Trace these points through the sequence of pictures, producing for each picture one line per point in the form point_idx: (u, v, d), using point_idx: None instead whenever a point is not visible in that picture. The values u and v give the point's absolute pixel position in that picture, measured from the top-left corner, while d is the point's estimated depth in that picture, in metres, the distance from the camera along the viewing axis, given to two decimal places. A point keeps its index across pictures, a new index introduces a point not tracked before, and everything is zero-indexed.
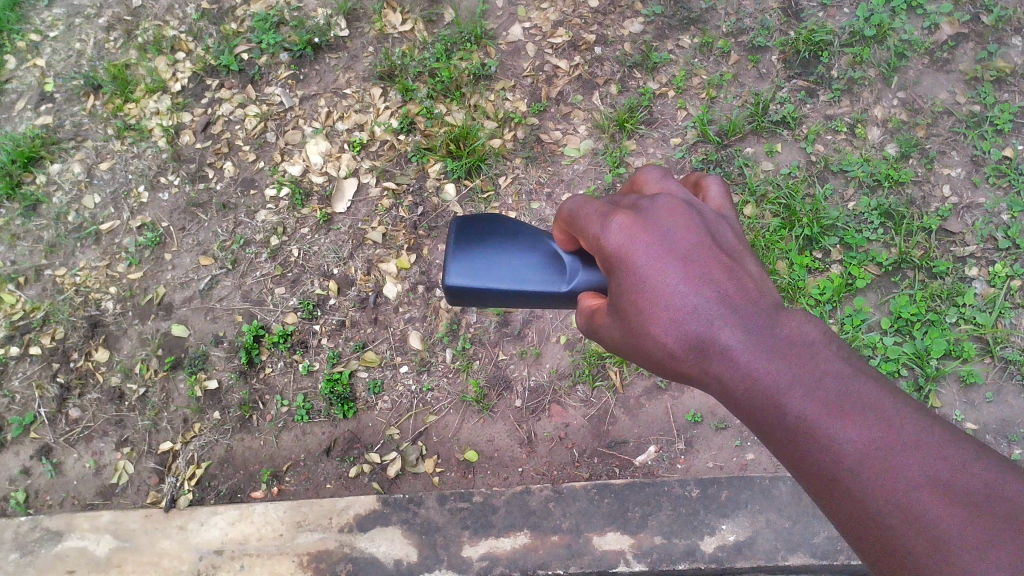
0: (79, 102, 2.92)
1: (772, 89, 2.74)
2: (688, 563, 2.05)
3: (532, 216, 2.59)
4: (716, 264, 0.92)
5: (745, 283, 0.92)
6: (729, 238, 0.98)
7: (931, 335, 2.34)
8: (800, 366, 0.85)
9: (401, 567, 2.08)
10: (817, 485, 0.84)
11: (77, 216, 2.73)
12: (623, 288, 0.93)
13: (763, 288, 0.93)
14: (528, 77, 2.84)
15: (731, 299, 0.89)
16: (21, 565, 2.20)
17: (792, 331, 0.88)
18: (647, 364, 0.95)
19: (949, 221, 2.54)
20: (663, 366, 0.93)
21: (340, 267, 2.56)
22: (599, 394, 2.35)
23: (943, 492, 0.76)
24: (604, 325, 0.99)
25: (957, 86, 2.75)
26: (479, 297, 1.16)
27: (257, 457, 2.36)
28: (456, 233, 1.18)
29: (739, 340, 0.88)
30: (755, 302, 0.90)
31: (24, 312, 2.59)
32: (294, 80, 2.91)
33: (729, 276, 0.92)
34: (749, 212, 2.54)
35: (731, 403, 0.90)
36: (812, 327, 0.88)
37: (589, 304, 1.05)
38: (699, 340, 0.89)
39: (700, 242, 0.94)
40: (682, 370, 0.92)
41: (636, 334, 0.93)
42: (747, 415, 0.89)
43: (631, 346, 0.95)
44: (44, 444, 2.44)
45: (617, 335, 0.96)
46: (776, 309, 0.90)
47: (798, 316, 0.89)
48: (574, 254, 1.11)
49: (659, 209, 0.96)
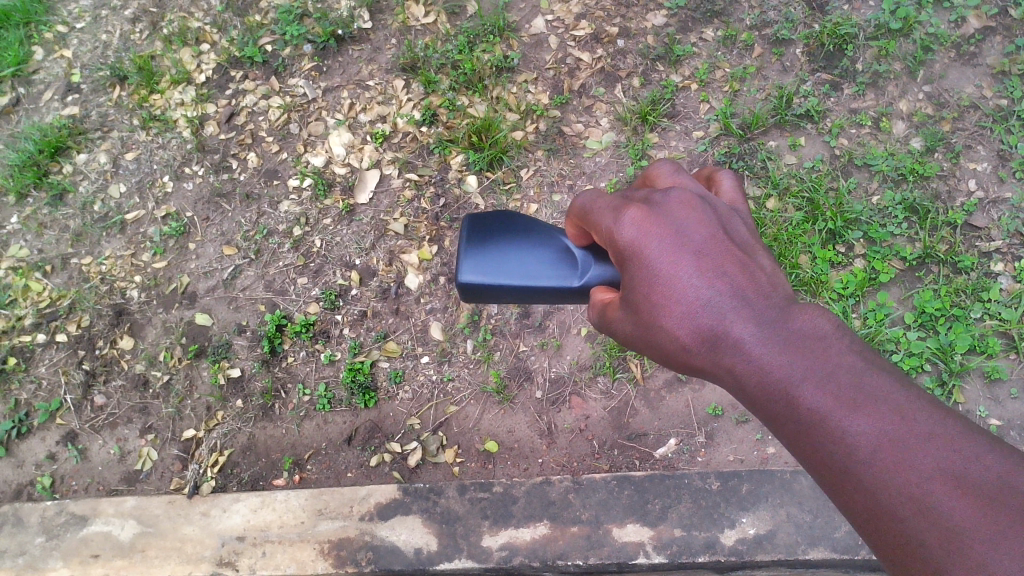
0: (105, 93, 2.95)
1: (796, 82, 2.73)
2: (708, 556, 2.04)
3: (554, 209, 2.59)
4: (729, 257, 0.91)
5: (758, 277, 0.91)
6: (741, 231, 0.97)
7: (955, 330, 2.32)
8: (813, 358, 0.84)
9: (420, 556, 2.09)
10: (828, 476, 0.82)
11: (103, 206, 2.76)
12: (636, 281, 0.91)
13: (776, 280, 0.92)
14: (550, 69, 2.84)
15: (745, 293, 0.88)
16: (46, 549, 2.23)
17: (805, 324, 0.86)
18: (659, 357, 0.94)
19: (975, 216, 2.51)
20: (676, 360, 0.92)
21: (362, 258, 2.57)
22: (620, 386, 2.36)
23: (956, 485, 0.75)
24: (615, 317, 0.98)
25: (983, 80, 2.73)
26: (491, 294, 1.15)
27: (278, 444, 2.38)
28: (469, 229, 1.17)
29: (753, 335, 0.86)
30: (769, 295, 0.89)
31: (51, 300, 2.63)
32: (317, 71, 2.92)
33: (743, 269, 0.90)
34: (772, 205, 2.53)
35: (743, 396, 0.89)
36: (825, 319, 0.87)
37: (601, 298, 1.05)
38: (713, 333, 0.88)
39: (713, 234, 0.93)
40: (695, 363, 0.91)
41: (646, 327, 0.92)
42: (757, 407, 0.88)
43: (643, 340, 0.94)
44: (70, 430, 2.47)
45: (628, 328, 0.95)
46: (788, 301, 0.89)
47: (811, 308, 0.88)
48: (586, 249, 1.11)
49: (671, 201, 0.94)
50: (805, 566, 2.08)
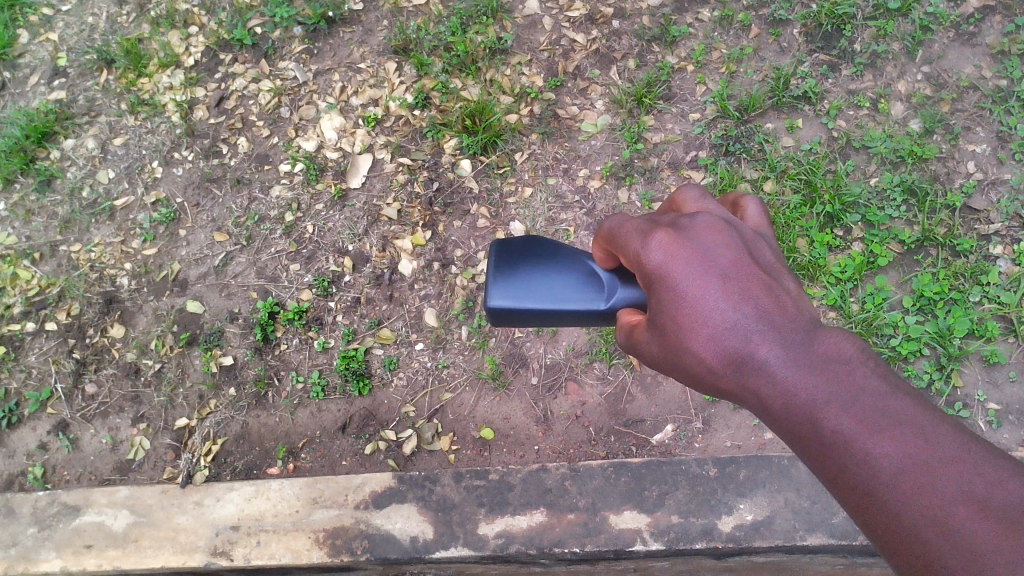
0: (92, 77, 2.90)
1: (793, 63, 2.69)
2: (705, 543, 2.02)
3: (549, 192, 2.56)
4: (755, 281, 0.90)
5: (784, 301, 0.90)
6: (766, 255, 0.95)
7: (954, 314, 2.30)
8: (839, 383, 0.83)
9: (417, 545, 2.08)
10: (852, 499, 0.82)
11: (91, 192, 2.72)
12: (663, 304, 0.90)
13: (801, 304, 0.90)
14: (544, 51, 2.80)
15: (773, 317, 0.87)
16: (40, 539, 2.21)
17: (830, 347, 0.86)
18: (686, 379, 0.93)
19: (974, 198, 2.49)
20: (701, 381, 0.91)
21: (355, 244, 2.55)
22: (617, 371, 2.33)
23: (979, 507, 0.76)
24: (643, 339, 0.97)
25: (982, 60, 2.70)
26: (519, 317, 1.15)
27: (272, 433, 2.36)
28: (496, 255, 1.16)
29: (780, 358, 0.85)
30: (795, 318, 0.88)
31: (40, 288, 2.60)
32: (308, 54, 2.88)
33: (769, 292, 0.90)
34: (769, 188, 2.50)
35: (770, 419, 0.88)
36: (851, 344, 0.86)
37: (629, 320, 1.03)
38: (740, 357, 0.87)
39: (739, 257, 0.91)
40: (720, 385, 0.90)
41: (671, 348, 0.91)
42: (782, 429, 0.87)
43: (669, 362, 0.92)
44: (61, 419, 2.45)
45: (654, 348, 0.94)
46: (814, 325, 0.88)
47: (837, 332, 0.87)
48: (613, 272, 1.10)
49: (697, 222, 0.93)
50: (802, 552, 2.07)
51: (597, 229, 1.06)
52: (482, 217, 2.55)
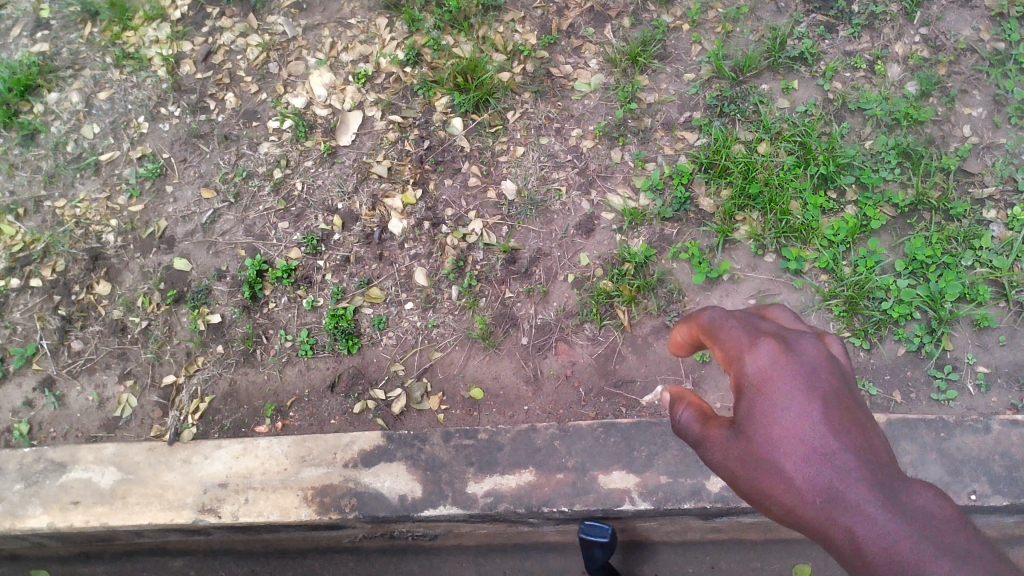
0: (76, 30, 2.84)
1: (790, 24, 2.66)
2: (693, 503, 2.03)
3: (540, 152, 2.54)
4: (852, 420, 1.03)
5: (873, 445, 1.02)
6: (864, 407, 1.09)
7: (946, 278, 2.27)
8: (920, 524, 0.92)
9: (405, 503, 2.08)
10: None
11: (76, 146, 2.67)
12: (762, 421, 1.04)
13: (888, 456, 1.02)
14: (538, 8, 2.75)
15: (863, 452, 0.99)
16: (26, 495, 2.20)
17: (912, 493, 0.95)
18: (770, 500, 1.04)
19: (969, 161, 2.47)
20: (786, 504, 1.02)
21: (344, 202, 2.52)
22: (607, 333, 2.32)
23: None
24: (717, 440, 1.12)
25: (981, 22, 2.66)
26: None
27: (261, 391, 2.35)
28: None
29: (863, 489, 0.96)
30: (883, 462, 1.00)
31: (24, 244, 2.55)
32: (297, 9, 2.83)
33: (865, 435, 1.02)
34: (763, 149, 2.48)
35: (845, 552, 0.95)
36: (931, 497, 0.96)
37: (675, 399, 1.23)
38: (829, 481, 0.98)
39: (840, 393, 1.05)
40: (803, 511, 1.00)
41: (756, 456, 1.05)
42: (852, 562, 0.95)
43: (761, 481, 1.04)
44: (47, 376, 2.42)
45: (736, 459, 1.08)
46: (897, 475, 0.99)
47: (921, 485, 0.97)
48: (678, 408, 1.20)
49: (803, 344, 1.09)
50: None
51: (689, 318, 1.24)
52: (474, 176, 2.52)
